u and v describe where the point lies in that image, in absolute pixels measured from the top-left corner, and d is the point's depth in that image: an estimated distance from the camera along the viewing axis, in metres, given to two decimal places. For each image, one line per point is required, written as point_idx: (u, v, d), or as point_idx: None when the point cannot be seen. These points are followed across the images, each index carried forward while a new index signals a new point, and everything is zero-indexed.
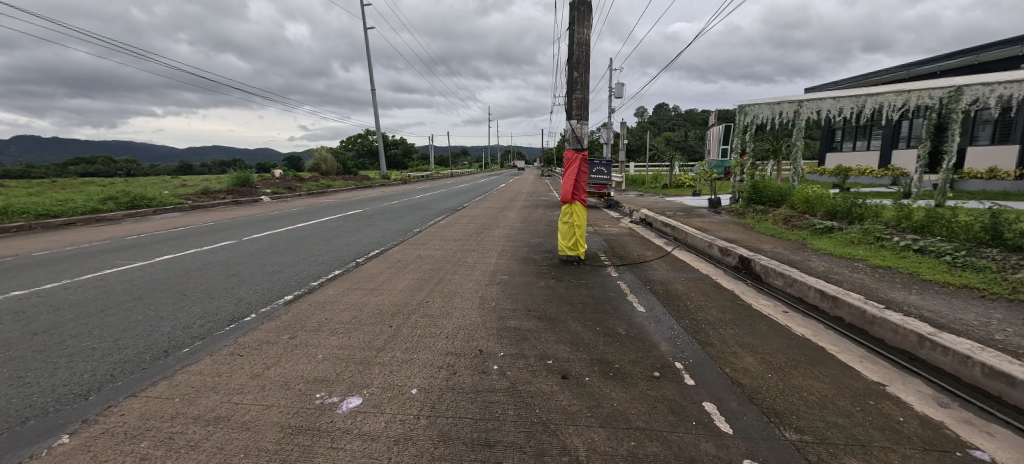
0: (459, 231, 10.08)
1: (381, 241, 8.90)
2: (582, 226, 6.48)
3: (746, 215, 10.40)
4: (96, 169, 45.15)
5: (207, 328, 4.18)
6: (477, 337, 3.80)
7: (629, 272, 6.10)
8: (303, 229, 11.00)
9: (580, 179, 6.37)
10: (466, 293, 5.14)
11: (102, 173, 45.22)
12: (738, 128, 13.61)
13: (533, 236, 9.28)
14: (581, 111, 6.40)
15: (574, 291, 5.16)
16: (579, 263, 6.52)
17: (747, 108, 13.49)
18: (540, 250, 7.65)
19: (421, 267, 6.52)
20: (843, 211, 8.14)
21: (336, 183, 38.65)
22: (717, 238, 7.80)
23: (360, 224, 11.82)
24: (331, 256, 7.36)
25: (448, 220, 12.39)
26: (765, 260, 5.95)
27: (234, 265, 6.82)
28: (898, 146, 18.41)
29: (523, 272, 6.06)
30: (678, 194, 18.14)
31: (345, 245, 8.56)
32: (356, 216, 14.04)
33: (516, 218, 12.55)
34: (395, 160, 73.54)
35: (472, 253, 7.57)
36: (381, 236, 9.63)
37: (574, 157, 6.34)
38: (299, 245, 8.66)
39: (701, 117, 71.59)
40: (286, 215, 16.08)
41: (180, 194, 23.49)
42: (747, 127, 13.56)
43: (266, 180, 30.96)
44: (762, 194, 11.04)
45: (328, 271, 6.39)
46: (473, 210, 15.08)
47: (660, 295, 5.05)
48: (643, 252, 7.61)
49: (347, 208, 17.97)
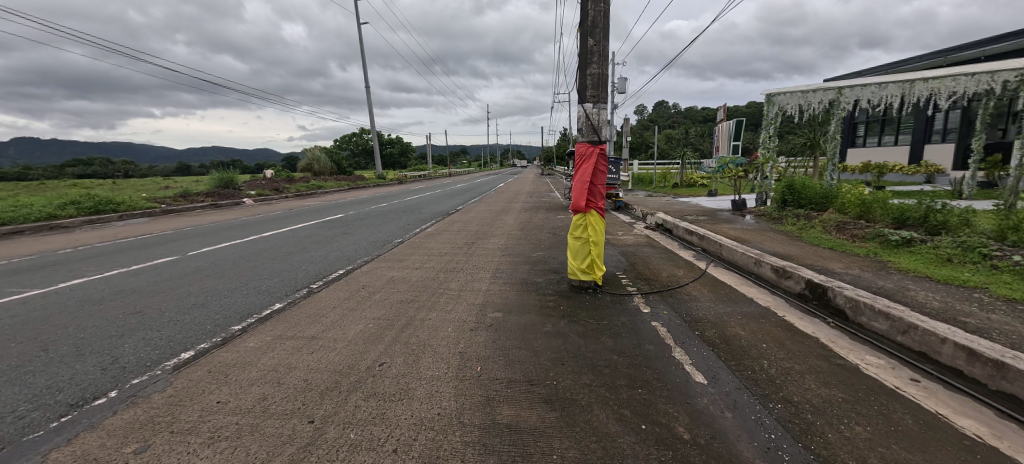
0: (446, 242, 8.50)
1: (352, 256, 7.34)
2: (599, 242, 4.95)
3: (784, 221, 8.86)
4: (93, 169, 43.84)
5: (21, 426, 2.64)
6: (444, 454, 2.27)
7: (665, 306, 4.56)
8: (268, 238, 9.44)
9: (596, 181, 4.81)
10: (441, 345, 3.60)
11: (101, 173, 43.78)
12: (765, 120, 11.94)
13: (534, 248, 7.70)
14: (598, 92, 4.84)
15: (594, 343, 3.61)
16: (595, 289, 4.98)
17: (775, 99, 11.82)
18: (544, 270, 6.10)
19: (389, 297, 5.00)
20: (918, 219, 6.60)
21: (326, 184, 36.98)
22: (765, 253, 6.22)
23: (336, 232, 10.26)
24: (280, 281, 5.81)
25: (437, 226, 10.83)
26: (850, 289, 4.38)
27: (148, 296, 5.25)
28: (931, 140, 16.91)
29: (523, 306, 4.53)
30: (692, 194, 16.58)
31: (306, 262, 7.00)
32: (335, 221, 12.46)
33: (514, 224, 10.94)
34: (391, 159, 71.84)
35: (459, 274, 6.02)
36: (354, 249, 8.09)
37: (589, 153, 4.77)
38: (250, 262, 7.09)
39: (704, 114, 69.96)
40: (260, 220, 14.47)
41: (156, 197, 21.86)
42: (774, 121, 11.89)
43: (252, 181, 29.30)
44: (801, 196, 9.43)
45: (265, 305, 4.83)
46: (467, 214, 13.50)
47: (719, 349, 3.52)
48: (674, 271, 6.07)
49: (330, 212, 16.38)
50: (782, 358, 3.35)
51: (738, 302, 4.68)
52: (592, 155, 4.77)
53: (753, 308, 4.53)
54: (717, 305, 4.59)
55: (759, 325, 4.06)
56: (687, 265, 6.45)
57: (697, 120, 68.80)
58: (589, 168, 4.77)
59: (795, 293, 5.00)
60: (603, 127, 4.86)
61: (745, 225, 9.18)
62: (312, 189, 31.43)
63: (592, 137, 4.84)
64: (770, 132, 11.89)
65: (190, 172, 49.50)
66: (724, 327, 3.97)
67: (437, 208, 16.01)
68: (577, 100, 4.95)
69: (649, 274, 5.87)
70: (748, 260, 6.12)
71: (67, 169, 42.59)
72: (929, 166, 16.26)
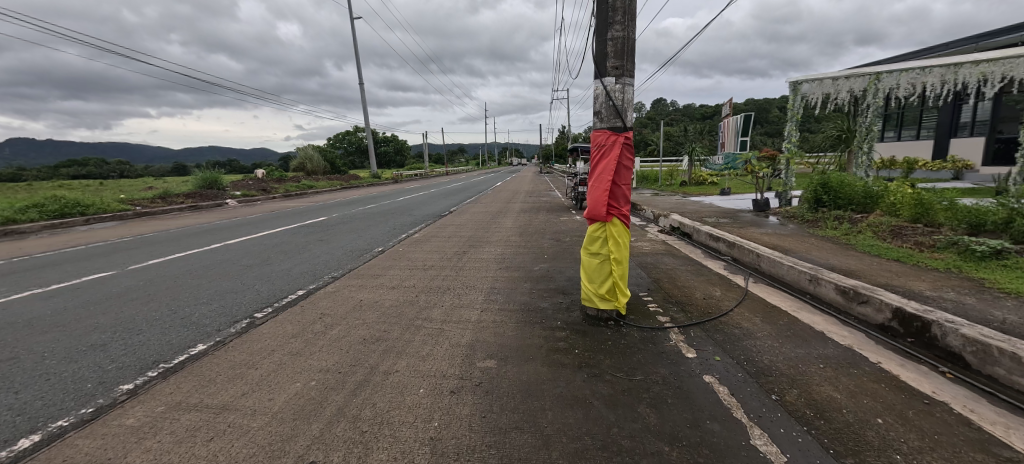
0: (433, 251, 7.31)
1: (321, 270, 6.20)
2: (623, 260, 3.81)
3: (822, 223, 7.74)
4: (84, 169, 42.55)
5: None
6: None
7: (715, 346, 3.41)
8: (233, 246, 8.27)
9: (621, 181, 3.67)
10: (403, 426, 2.43)
11: (95, 174, 42.48)
12: (790, 111, 10.80)
13: (536, 260, 6.52)
14: (621, 62, 3.66)
15: (630, 421, 2.45)
16: (618, 321, 3.85)
17: (800, 88, 10.67)
18: (549, 290, 4.92)
19: (349, 333, 3.84)
20: (1000, 224, 5.48)
21: (318, 183, 35.68)
22: (820, 267, 5.07)
23: (313, 238, 9.09)
24: (218, 308, 4.62)
25: (425, 231, 9.65)
26: (967, 326, 3.25)
27: (41, 331, 4.08)
28: (958, 135, 15.77)
29: (525, 350, 3.37)
30: (703, 193, 15.44)
31: (264, 278, 5.84)
32: (316, 225, 11.28)
33: (513, 228, 9.79)
34: (386, 158, 70.39)
35: (444, 296, 4.86)
36: (328, 260, 6.94)
37: (610, 145, 3.63)
38: (198, 278, 5.93)
39: (703, 111, 68.86)
40: (235, 224, 13.26)
41: (132, 199, 20.59)
42: (799, 112, 10.75)
43: (238, 181, 28.00)
44: (838, 195, 8.28)
45: (183, 347, 3.65)
46: (461, 216, 12.32)
47: (819, 431, 2.36)
48: (709, 291, 4.91)
49: (313, 214, 15.18)
50: (922, 450, 2.19)
51: (810, 341, 3.53)
52: (614, 146, 3.62)
53: (832, 351, 3.38)
54: (783, 346, 3.44)
55: (855, 382, 2.90)
56: (723, 282, 5.29)
57: (699, 117, 67.61)
58: (610, 162, 3.63)
59: (877, 325, 3.88)
60: (629, 108, 3.69)
61: (776, 229, 8.03)
62: (302, 189, 30.16)
63: (615, 122, 3.67)
64: (795, 125, 10.74)
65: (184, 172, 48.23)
66: (807, 386, 2.82)
67: (431, 209, 14.84)
68: (594, 73, 3.79)
69: (680, 295, 4.71)
70: (802, 277, 4.97)
71: (60, 170, 41.26)
72: (958, 162, 15.13)
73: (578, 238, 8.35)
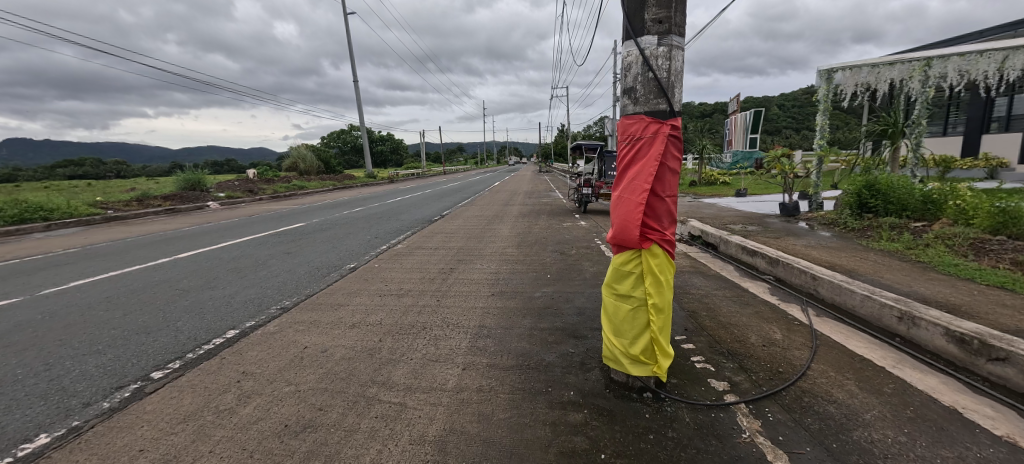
0: (413, 269, 6.10)
1: (271, 299, 5.00)
2: (667, 305, 2.62)
3: (873, 233, 6.56)
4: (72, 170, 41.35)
5: None
6: None
7: (815, 447, 2.22)
8: (182, 262, 7.07)
9: (666, 192, 2.47)
10: None
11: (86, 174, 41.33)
12: (821, 103, 9.60)
13: (536, 281, 5.31)
14: (666, 14, 2.45)
15: None
16: (657, 393, 2.67)
17: (833, 77, 9.42)
18: (554, 333, 3.72)
19: (267, 414, 2.63)
20: None
21: (309, 184, 34.36)
22: (909, 299, 3.88)
23: (280, 249, 7.86)
24: (109, 364, 3.42)
25: (409, 240, 8.45)
26: None
27: None
28: (990, 130, 14.63)
29: (524, 457, 2.16)
30: (717, 194, 14.26)
31: (195, 310, 4.64)
32: (290, 232, 10.08)
33: (511, 236, 8.57)
34: (382, 156, 68.98)
35: (416, 342, 3.65)
36: (286, 281, 5.75)
37: (649, 140, 2.42)
38: (113, 311, 4.73)
39: (705, 108, 67.65)
40: (205, 230, 12.03)
41: (105, 203, 19.32)
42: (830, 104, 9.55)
43: (224, 182, 26.72)
44: (888, 200, 7.10)
45: (15, 441, 2.45)
46: (453, 221, 11.13)
47: None
48: (766, 332, 3.71)
49: (294, 218, 13.94)
50: None
51: (954, 433, 2.34)
52: (656, 141, 2.40)
53: (994, 454, 2.21)
54: (918, 445, 2.25)
55: None
56: (778, 317, 4.11)
57: (700, 114, 66.34)
58: (649, 164, 2.42)
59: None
60: (677, 83, 2.48)
61: (817, 239, 6.86)
62: (292, 190, 28.92)
63: (658, 105, 2.45)
64: (826, 119, 9.51)
65: (177, 172, 46.90)
66: None
67: (422, 212, 13.65)
68: (623, 33, 2.58)
69: (731, 341, 3.52)
70: (888, 313, 3.79)
71: (53, 170, 40.16)
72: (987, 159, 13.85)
73: (586, 250, 7.15)
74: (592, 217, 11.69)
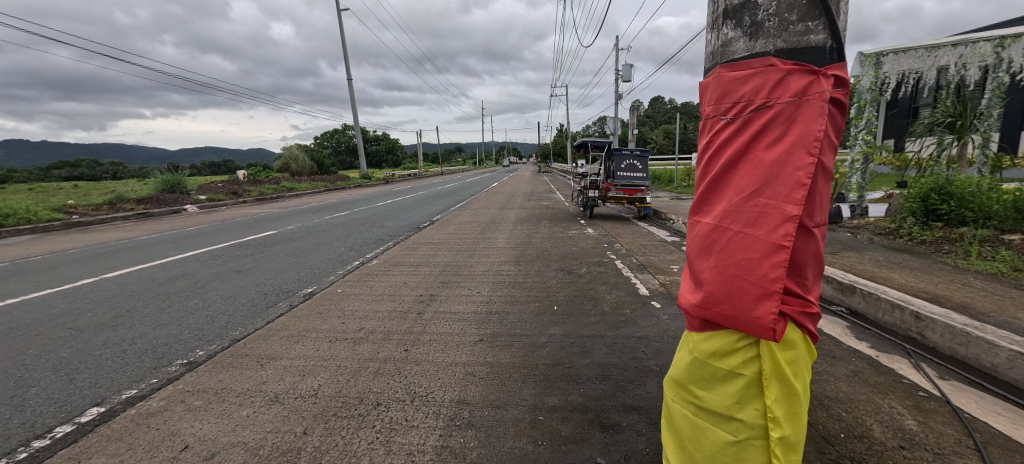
0: (382, 297, 4.80)
1: (181, 345, 3.68)
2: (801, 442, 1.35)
3: (957, 249, 5.27)
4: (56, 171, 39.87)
5: None
6: None
7: None
8: (102, 284, 5.73)
9: (818, 223, 1.20)
10: None
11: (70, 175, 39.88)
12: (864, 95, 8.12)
13: (539, 317, 4.03)
14: None
15: None
16: None
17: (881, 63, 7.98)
18: (569, 419, 2.45)
19: None
20: None
21: (299, 185, 32.94)
22: None
23: (230, 266, 6.52)
24: None
25: (387, 253, 7.15)
26: None
27: None
28: None
29: None
30: None
31: (65, 368, 3.33)
32: (254, 242, 8.75)
33: (508, 248, 7.26)
34: (378, 157, 67.55)
35: (356, 435, 2.37)
36: (215, 314, 4.43)
37: (784, 109, 1.16)
38: None
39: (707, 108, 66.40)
40: (163, 237, 10.66)
41: (72, 207, 17.91)
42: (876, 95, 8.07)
43: (207, 183, 25.31)
44: (967, 207, 5.80)
45: None
46: (443, 229, 9.83)
47: None
48: (890, 416, 2.46)
49: (268, 223, 12.58)
50: None
51: None
52: (801, 111, 1.13)
53: None
54: None
55: None
56: (890, 383, 2.85)
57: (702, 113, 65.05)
58: (784, 160, 1.16)
59: None
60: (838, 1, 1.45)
61: (882, 254, 5.60)
62: (280, 191, 27.53)
63: (808, 36, 1.35)
64: (874, 111, 8.02)
65: (169, 173, 45.57)
66: None
67: (411, 216, 12.33)
68: None
69: (846, 437, 2.26)
70: None
71: (45, 170, 39.07)
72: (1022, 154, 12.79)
73: (599, 268, 5.86)
74: (599, 223, 10.40)
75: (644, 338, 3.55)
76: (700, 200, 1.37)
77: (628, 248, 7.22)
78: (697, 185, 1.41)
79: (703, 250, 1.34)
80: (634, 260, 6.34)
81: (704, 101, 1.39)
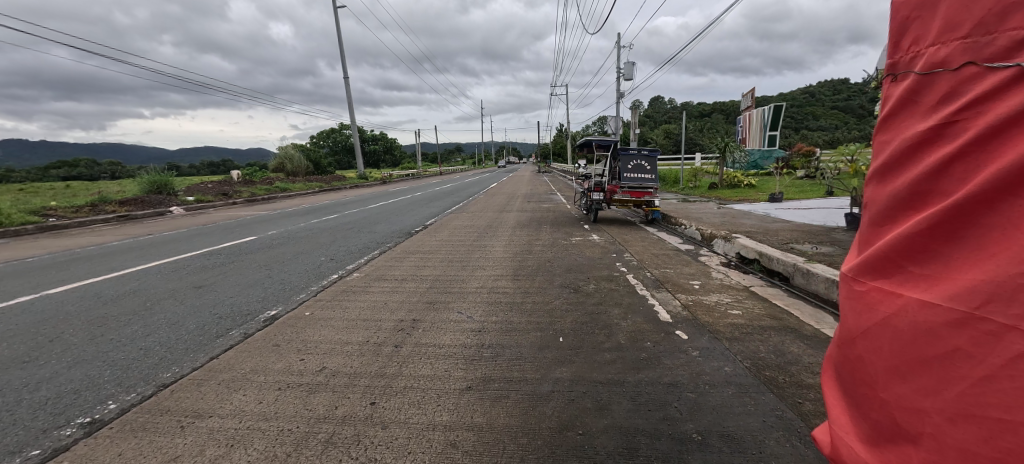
0: (355, 324, 4.04)
1: (92, 394, 2.94)
2: None
3: None
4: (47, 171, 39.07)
5: None
6: None
7: None
8: (36, 303, 4.98)
9: None
10: None
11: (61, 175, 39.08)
12: None
13: (540, 354, 3.29)
14: None
15: None
16: None
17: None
18: None
19: None
20: None
21: (293, 186, 32.07)
22: None
23: (191, 280, 5.78)
24: None
25: (370, 265, 6.38)
26: None
27: None
28: None
29: None
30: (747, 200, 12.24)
31: None
32: (228, 250, 7.99)
33: (505, 259, 6.50)
34: (376, 157, 66.66)
35: None
36: (151, 347, 3.69)
37: None
38: None
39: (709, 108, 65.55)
40: (133, 243, 9.88)
41: (50, 208, 17.09)
42: None
43: (196, 184, 24.48)
44: None
45: None
46: (435, 235, 9.06)
47: None
48: None
49: (250, 227, 11.81)
50: None
51: None
52: None
53: None
54: None
55: None
56: None
57: (702, 113, 64.36)
58: None
59: None
60: None
61: None
62: (273, 192, 26.73)
63: None
64: None
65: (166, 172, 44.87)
66: None
67: (403, 220, 11.56)
68: None
69: None
70: None
71: (38, 169, 38.28)
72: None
73: (609, 284, 5.10)
74: (605, 228, 9.63)
75: (674, 385, 2.81)
76: (923, 232, 1.01)
77: (639, 258, 6.45)
78: (921, 198, 1.05)
79: (932, 299, 0.98)
80: (647, 274, 5.58)
81: (937, 49, 1.09)
